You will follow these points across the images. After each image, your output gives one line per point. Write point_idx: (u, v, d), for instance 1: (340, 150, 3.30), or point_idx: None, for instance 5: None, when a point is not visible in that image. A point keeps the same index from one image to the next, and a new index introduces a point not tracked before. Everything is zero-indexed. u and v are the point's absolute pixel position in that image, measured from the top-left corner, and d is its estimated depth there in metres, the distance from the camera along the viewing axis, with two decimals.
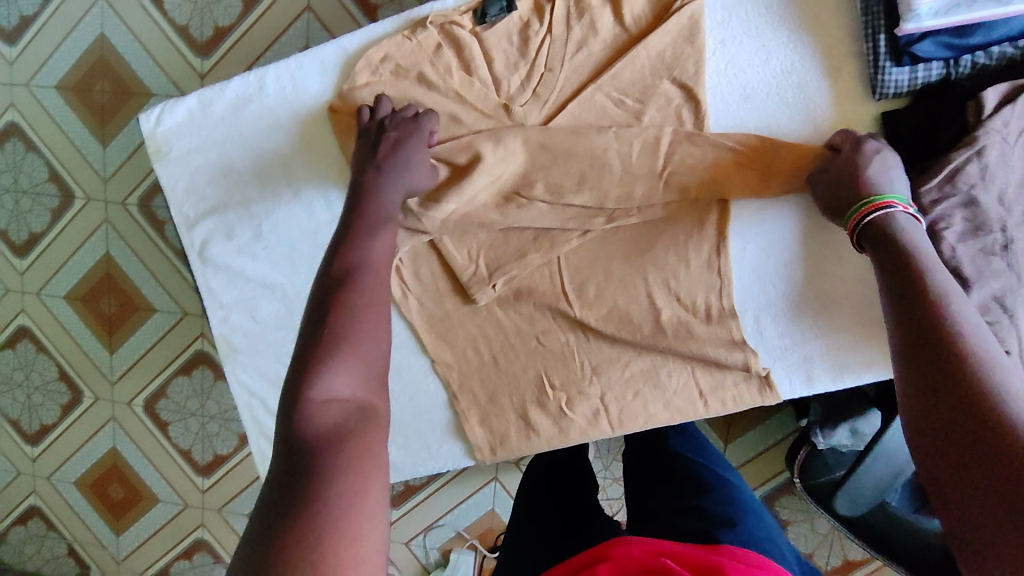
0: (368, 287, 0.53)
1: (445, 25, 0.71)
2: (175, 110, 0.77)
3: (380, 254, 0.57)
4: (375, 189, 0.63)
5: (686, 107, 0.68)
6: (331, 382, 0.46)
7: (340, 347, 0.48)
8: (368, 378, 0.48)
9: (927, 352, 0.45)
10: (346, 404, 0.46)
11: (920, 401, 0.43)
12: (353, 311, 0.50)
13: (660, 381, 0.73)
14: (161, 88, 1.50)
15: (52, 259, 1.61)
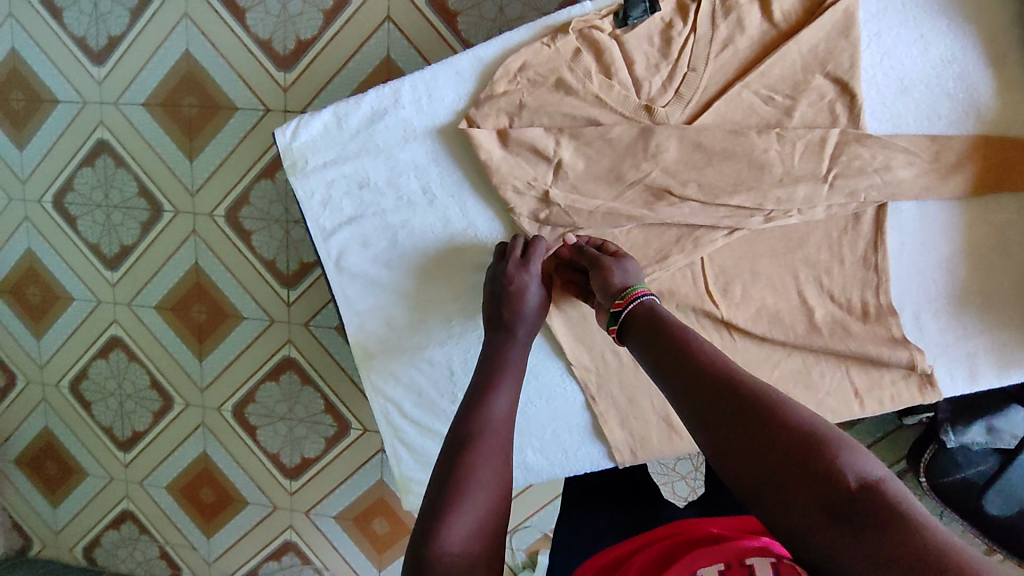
0: (489, 440, 0.54)
1: (585, 30, 0.71)
2: (310, 124, 0.78)
3: (503, 406, 0.59)
4: (506, 347, 0.67)
5: (840, 101, 0.67)
6: (446, 535, 0.47)
7: (450, 505, 0.49)
8: (480, 531, 0.48)
9: (697, 393, 0.46)
10: (461, 559, 0.46)
11: (710, 438, 0.43)
12: (471, 462, 0.52)
13: (812, 381, 0.72)
14: (244, 101, 1.54)
15: (142, 271, 1.66)
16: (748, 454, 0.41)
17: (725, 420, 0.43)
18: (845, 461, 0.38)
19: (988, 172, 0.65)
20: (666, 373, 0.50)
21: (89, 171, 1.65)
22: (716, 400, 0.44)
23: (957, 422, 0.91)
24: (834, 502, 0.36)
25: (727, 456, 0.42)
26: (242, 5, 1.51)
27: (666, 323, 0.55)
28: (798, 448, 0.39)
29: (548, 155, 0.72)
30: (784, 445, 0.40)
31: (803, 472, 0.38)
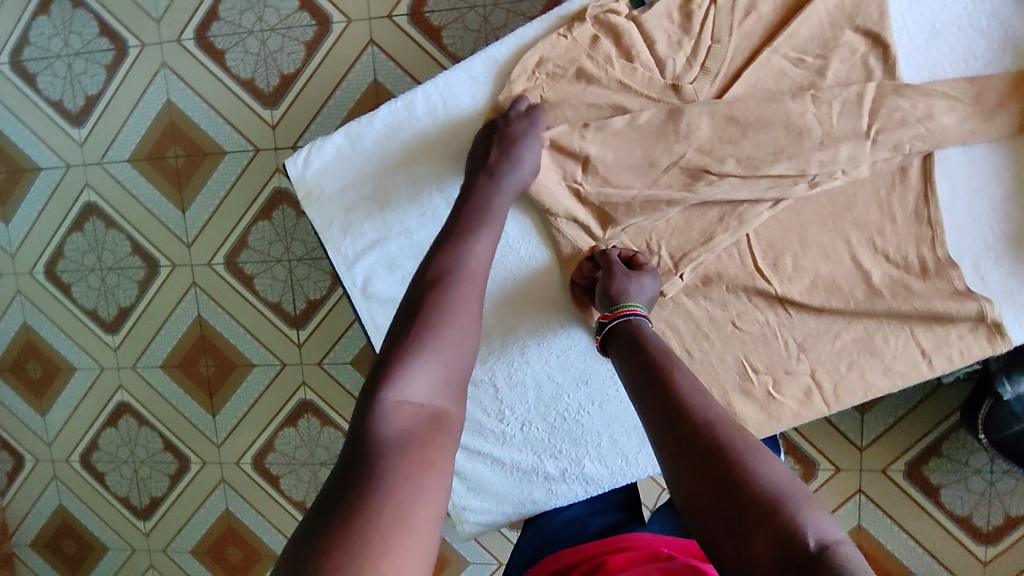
0: (466, 286, 0.53)
1: (601, 15, 0.68)
2: (323, 149, 0.75)
3: (482, 252, 0.58)
4: (483, 193, 0.65)
5: (873, 54, 0.64)
6: (406, 385, 0.46)
7: (419, 345, 0.48)
8: (446, 383, 0.48)
9: (661, 414, 0.45)
10: (420, 409, 0.46)
11: (665, 459, 0.43)
12: (444, 312, 0.51)
13: (877, 346, 0.69)
14: (232, 144, 1.51)
15: (144, 330, 1.61)
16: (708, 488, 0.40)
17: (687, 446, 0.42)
18: (805, 519, 0.37)
19: None
20: (637, 390, 0.49)
21: (79, 235, 1.60)
22: (680, 427, 0.43)
23: (1011, 371, 0.91)
24: (785, 554, 0.36)
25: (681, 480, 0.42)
26: (219, 47, 1.48)
27: (648, 344, 0.55)
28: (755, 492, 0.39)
29: (575, 151, 0.70)
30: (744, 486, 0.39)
31: (759, 512, 0.38)
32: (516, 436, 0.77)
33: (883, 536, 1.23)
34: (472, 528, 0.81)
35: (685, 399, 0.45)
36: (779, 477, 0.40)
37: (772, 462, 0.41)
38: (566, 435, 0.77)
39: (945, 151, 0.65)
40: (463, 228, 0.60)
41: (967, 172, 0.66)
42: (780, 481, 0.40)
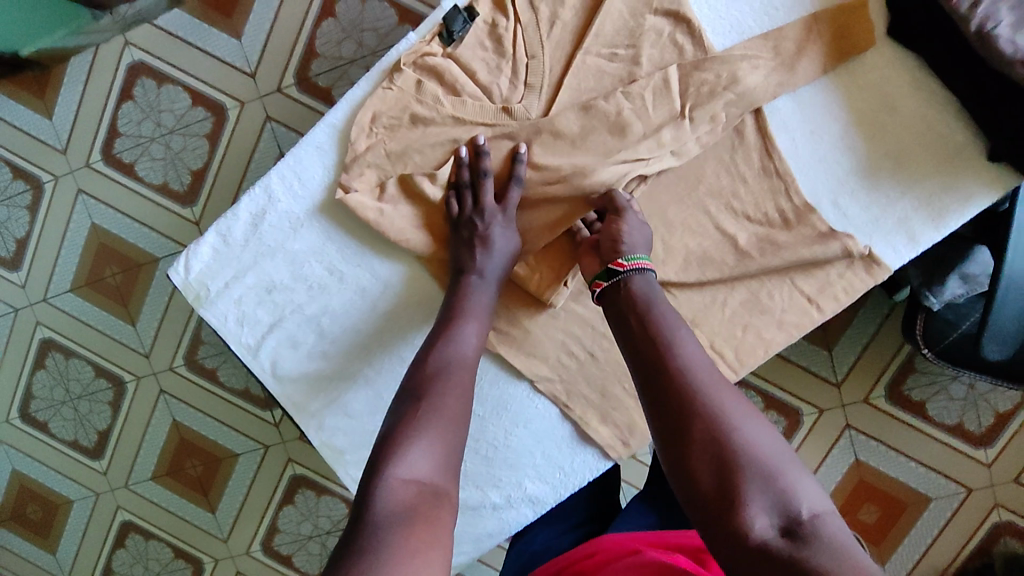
0: (460, 376, 0.65)
1: (417, 60, 0.69)
2: (198, 252, 0.77)
3: (473, 342, 0.68)
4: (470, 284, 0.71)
5: (678, 32, 0.66)
6: (408, 464, 0.56)
7: (424, 428, 0.60)
8: (448, 465, 0.58)
9: (664, 390, 0.54)
10: (419, 483, 0.56)
11: (672, 430, 0.53)
12: (440, 399, 0.62)
13: (764, 304, 0.70)
14: (163, 249, 1.53)
15: (127, 448, 1.63)
16: (713, 466, 0.50)
17: (695, 427, 0.52)
18: (804, 494, 0.49)
19: (845, 40, 0.63)
20: (638, 358, 0.57)
21: (43, 373, 1.62)
22: (688, 409, 0.52)
23: (931, 283, 0.91)
24: (783, 521, 0.48)
25: (688, 452, 0.51)
26: (127, 160, 1.51)
27: (642, 305, 0.61)
28: (759, 465, 0.50)
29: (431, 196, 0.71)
30: (747, 462, 0.50)
31: (756, 484, 0.49)
32: None
33: (875, 458, 1.41)
34: None
35: (686, 375, 0.54)
36: (772, 446, 0.51)
37: (767, 432, 0.52)
38: (502, 462, 0.77)
39: (774, 105, 0.66)
40: (446, 320, 0.69)
41: (801, 120, 0.66)
42: (774, 452, 0.51)
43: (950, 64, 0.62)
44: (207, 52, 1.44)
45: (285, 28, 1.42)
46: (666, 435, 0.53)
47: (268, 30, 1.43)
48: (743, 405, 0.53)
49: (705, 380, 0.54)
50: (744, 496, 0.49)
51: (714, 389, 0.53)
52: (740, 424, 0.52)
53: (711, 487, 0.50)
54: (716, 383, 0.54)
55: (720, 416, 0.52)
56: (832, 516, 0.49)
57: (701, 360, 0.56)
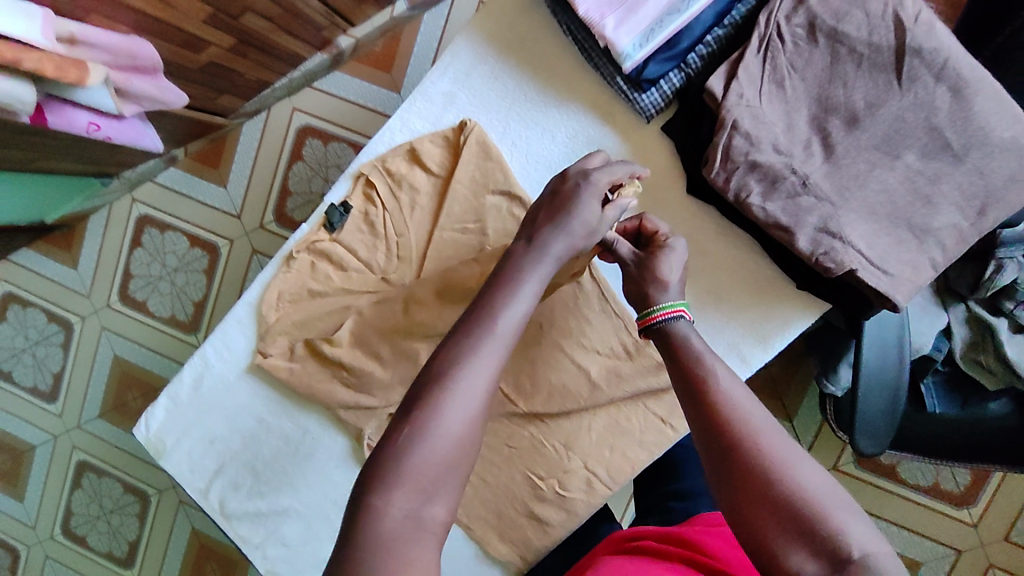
0: (472, 375, 0.55)
1: (308, 246, 0.83)
2: (155, 413, 0.91)
3: (501, 332, 0.57)
4: (518, 261, 0.61)
5: (514, 206, 0.78)
6: (391, 495, 0.52)
7: (416, 447, 0.52)
8: (436, 483, 0.53)
9: (715, 437, 0.57)
10: (402, 514, 0.51)
11: (719, 467, 0.56)
12: (438, 403, 0.53)
13: (625, 427, 0.79)
14: (174, 372, 1.71)
15: (154, 556, 1.76)
16: (761, 506, 0.53)
17: (747, 473, 0.54)
18: (850, 535, 0.51)
19: (649, 202, 0.74)
20: (683, 395, 0.61)
21: (81, 491, 1.79)
22: (733, 450, 0.55)
23: (826, 371, 0.96)
24: (827, 561, 0.51)
25: (740, 496, 0.54)
26: (140, 298, 1.71)
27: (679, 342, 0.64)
28: (807, 506, 0.52)
29: (329, 357, 0.82)
30: (794, 501, 0.52)
31: (801, 525, 0.52)
32: None
33: None
34: None
35: (724, 420, 0.57)
36: (818, 486, 0.53)
37: (813, 472, 0.54)
38: None
39: None
40: (492, 298, 0.58)
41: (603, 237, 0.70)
42: (824, 492, 0.53)
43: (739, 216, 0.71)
44: (199, 200, 1.65)
45: (262, 173, 1.62)
46: (717, 480, 0.56)
47: (248, 176, 1.63)
48: (795, 450, 0.55)
49: (748, 423, 0.56)
50: (789, 539, 0.52)
51: (766, 433, 0.56)
52: (789, 466, 0.54)
53: (762, 528, 0.53)
54: (757, 425, 0.56)
55: (764, 458, 0.54)
56: (882, 553, 0.51)
57: (738, 401, 0.58)
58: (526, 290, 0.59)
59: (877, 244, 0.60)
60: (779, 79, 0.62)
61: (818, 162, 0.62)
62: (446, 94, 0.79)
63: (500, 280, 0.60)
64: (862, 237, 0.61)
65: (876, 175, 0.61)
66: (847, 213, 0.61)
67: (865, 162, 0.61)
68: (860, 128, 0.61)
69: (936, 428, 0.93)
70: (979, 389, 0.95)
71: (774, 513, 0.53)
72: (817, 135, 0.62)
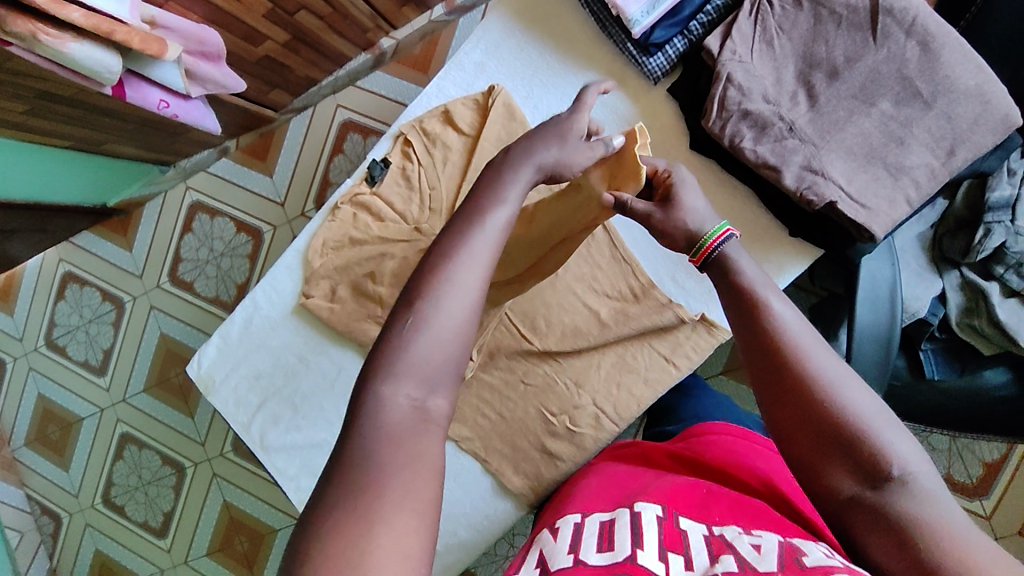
0: (469, 265, 0.53)
1: (352, 198, 0.94)
2: (207, 351, 1.01)
3: (496, 227, 0.56)
4: (504, 170, 0.61)
5: None
6: (396, 382, 0.49)
7: (419, 334, 0.50)
8: (441, 374, 0.50)
9: (766, 361, 0.59)
10: (409, 403, 0.49)
11: (771, 388, 0.58)
12: (437, 293, 0.52)
13: (631, 364, 0.86)
14: None
15: (187, 526, 1.83)
16: (806, 424, 0.56)
17: (792, 394, 0.57)
18: (893, 455, 0.53)
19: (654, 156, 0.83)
20: (736, 321, 0.62)
21: (122, 463, 1.88)
22: (784, 373, 0.58)
23: (828, 337, 1.01)
24: (867, 479, 0.53)
25: (785, 414, 0.57)
26: (188, 279, 1.84)
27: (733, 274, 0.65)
28: (850, 428, 0.54)
29: (372, 293, 0.93)
30: (839, 421, 0.54)
31: (844, 444, 0.54)
32: None
33: None
34: None
35: (775, 345, 0.59)
36: (865, 410, 0.55)
37: (860, 397, 0.55)
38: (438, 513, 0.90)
39: None
40: (485, 199, 0.58)
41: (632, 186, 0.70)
42: (870, 414, 0.54)
43: (735, 165, 0.79)
44: (247, 189, 1.79)
45: (306, 165, 1.75)
46: (765, 401, 0.59)
47: (293, 168, 1.76)
48: (843, 374, 0.57)
49: (799, 347, 0.58)
50: (833, 458, 0.54)
51: (814, 357, 0.58)
52: (834, 388, 0.56)
53: (807, 444, 0.56)
54: (809, 350, 0.58)
55: (813, 382, 0.56)
56: (924, 473, 0.52)
57: (791, 328, 0.59)
58: (515, 194, 0.59)
59: (853, 180, 0.69)
60: (769, 38, 0.71)
61: (803, 110, 0.71)
62: (477, 63, 0.90)
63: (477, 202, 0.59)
64: (840, 174, 0.69)
65: (854, 121, 0.70)
66: (828, 153, 0.70)
67: (844, 109, 0.70)
68: (840, 80, 0.70)
69: (939, 398, 0.95)
70: (975, 357, 0.96)
71: (818, 431, 0.55)
72: (802, 86, 0.71)
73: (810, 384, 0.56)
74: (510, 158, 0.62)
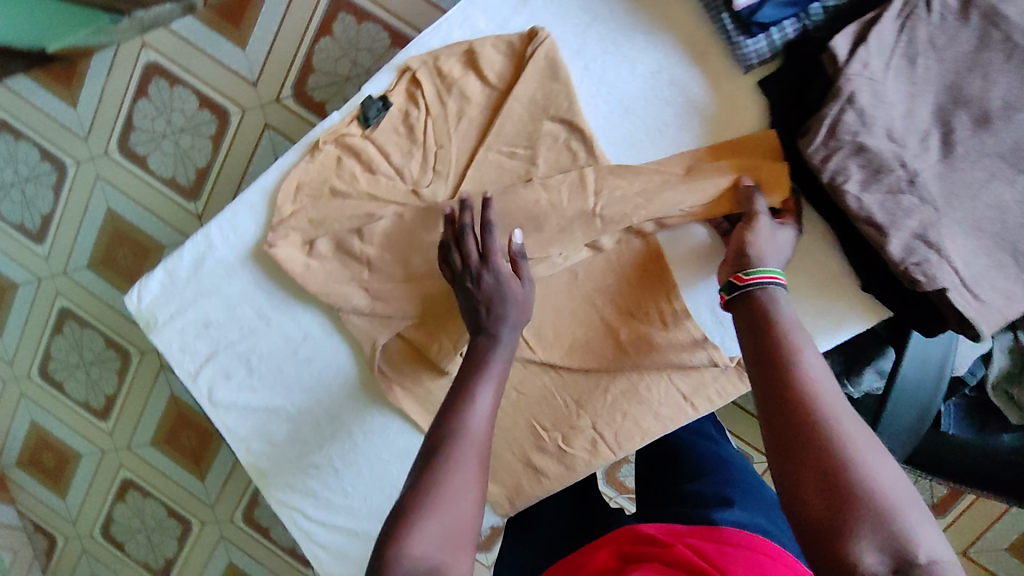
0: (468, 451, 0.58)
1: (337, 139, 0.76)
2: (149, 285, 0.87)
3: (486, 405, 0.61)
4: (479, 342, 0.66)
5: (573, 138, 0.69)
6: (415, 537, 0.53)
7: (429, 501, 0.55)
8: (446, 539, 0.54)
9: (788, 409, 0.51)
10: (420, 560, 0.53)
11: (791, 437, 0.50)
12: (450, 464, 0.57)
13: (643, 395, 0.75)
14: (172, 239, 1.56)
15: (129, 417, 1.61)
16: (827, 488, 0.47)
17: (810, 450, 0.49)
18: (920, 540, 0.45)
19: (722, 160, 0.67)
20: (758, 365, 0.56)
21: (61, 339, 1.62)
22: (808, 426, 0.50)
23: (849, 370, 0.90)
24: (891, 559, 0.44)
25: (807, 470, 0.48)
26: (139, 152, 1.56)
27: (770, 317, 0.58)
28: (878, 499, 0.46)
29: (357, 252, 0.78)
30: (865, 487, 0.46)
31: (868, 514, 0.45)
32: (360, 509, 0.87)
33: None
34: None
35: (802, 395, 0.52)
36: (893, 484, 0.47)
37: (891, 469, 0.48)
38: None
39: None
40: (466, 378, 0.63)
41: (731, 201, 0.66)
42: (896, 492, 0.47)
43: (824, 201, 0.66)
44: (214, 58, 1.51)
45: (288, 42, 1.48)
46: (781, 454, 0.50)
47: (273, 43, 1.49)
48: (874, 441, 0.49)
49: (829, 402, 0.51)
50: (855, 527, 0.45)
51: (841, 420, 0.50)
52: (864, 452, 0.48)
53: (818, 508, 0.47)
54: (839, 410, 0.51)
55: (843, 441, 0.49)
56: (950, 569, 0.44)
57: (821, 381, 0.53)
58: (494, 367, 0.65)
59: (973, 264, 0.58)
60: (911, 55, 0.59)
61: (931, 159, 0.59)
62: None
63: (470, 367, 0.64)
64: (958, 252, 0.58)
65: (992, 188, 0.58)
66: (948, 223, 0.58)
67: (983, 170, 0.58)
68: (989, 130, 0.58)
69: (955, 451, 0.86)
70: (998, 420, 0.88)
71: (833, 496, 0.47)
72: (937, 128, 0.59)
73: (832, 443, 0.49)
74: (484, 323, 0.66)
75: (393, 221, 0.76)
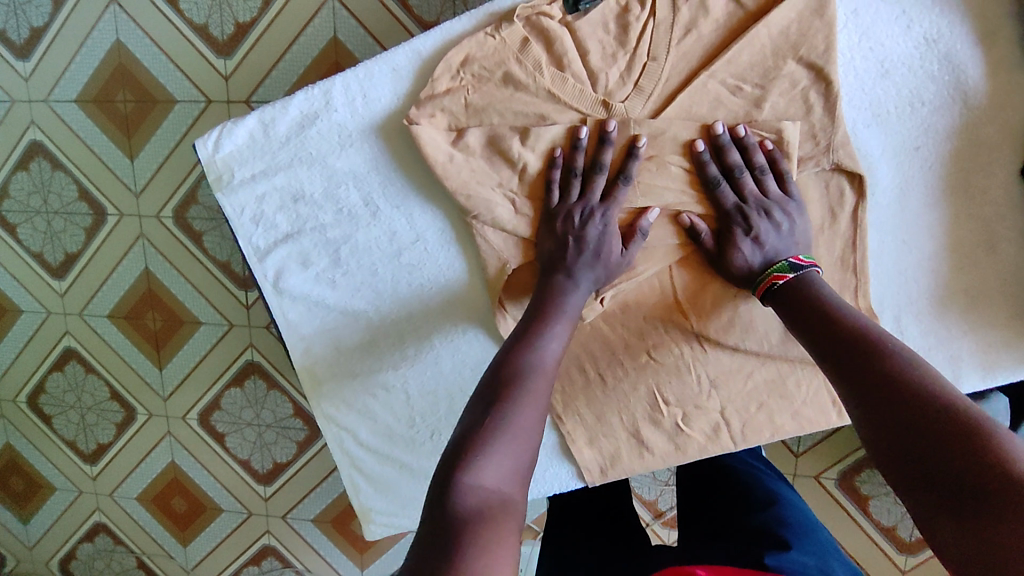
0: (536, 383, 0.51)
1: (532, 17, 0.63)
2: (234, 132, 0.70)
3: (554, 349, 0.57)
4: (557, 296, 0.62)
5: (813, 89, 0.61)
6: (482, 467, 0.43)
7: (501, 429, 0.46)
8: (520, 476, 0.45)
9: (852, 356, 0.49)
10: (491, 492, 0.42)
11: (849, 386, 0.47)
12: (522, 396, 0.50)
13: (788, 390, 0.69)
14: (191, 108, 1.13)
15: (93, 278, 1.24)
16: (886, 422, 0.43)
17: (874, 385, 0.45)
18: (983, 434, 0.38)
19: (967, 154, 0.61)
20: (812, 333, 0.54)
21: (23, 175, 1.21)
22: (871, 366, 0.47)
23: None
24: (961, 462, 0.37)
25: (870, 417, 0.44)
26: None
27: (810, 300, 0.56)
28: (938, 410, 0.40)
29: (513, 157, 0.66)
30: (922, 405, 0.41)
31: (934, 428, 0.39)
32: (425, 443, 0.78)
33: None
34: (380, 528, 0.81)
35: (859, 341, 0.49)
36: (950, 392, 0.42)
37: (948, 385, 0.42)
38: None
39: (876, 182, 0.62)
40: (534, 322, 0.59)
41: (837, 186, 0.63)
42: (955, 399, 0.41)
43: None
44: None
45: None
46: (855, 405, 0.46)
47: None
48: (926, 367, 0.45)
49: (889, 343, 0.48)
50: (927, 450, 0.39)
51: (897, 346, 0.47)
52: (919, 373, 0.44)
53: (889, 443, 0.42)
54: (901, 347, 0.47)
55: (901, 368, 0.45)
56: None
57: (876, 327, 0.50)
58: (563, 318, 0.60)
59: None
60: None
61: None
62: None
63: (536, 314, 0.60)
64: None
65: None
66: None
67: None
68: None
69: None
70: None
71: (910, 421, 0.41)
72: None
73: (897, 373, 0.44)
74: (559, 286, 0.63)
75: (567, 130, 0.64)
